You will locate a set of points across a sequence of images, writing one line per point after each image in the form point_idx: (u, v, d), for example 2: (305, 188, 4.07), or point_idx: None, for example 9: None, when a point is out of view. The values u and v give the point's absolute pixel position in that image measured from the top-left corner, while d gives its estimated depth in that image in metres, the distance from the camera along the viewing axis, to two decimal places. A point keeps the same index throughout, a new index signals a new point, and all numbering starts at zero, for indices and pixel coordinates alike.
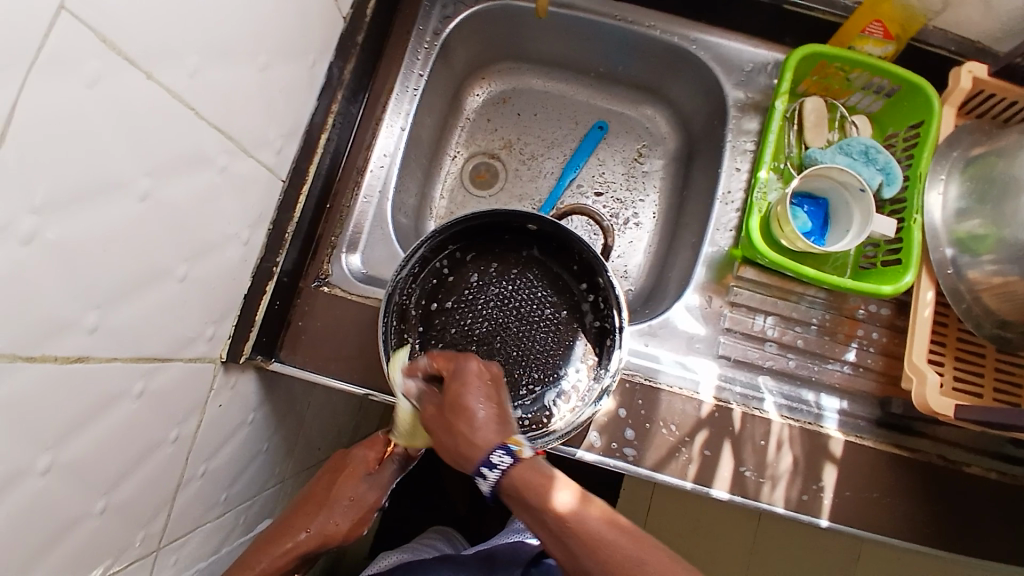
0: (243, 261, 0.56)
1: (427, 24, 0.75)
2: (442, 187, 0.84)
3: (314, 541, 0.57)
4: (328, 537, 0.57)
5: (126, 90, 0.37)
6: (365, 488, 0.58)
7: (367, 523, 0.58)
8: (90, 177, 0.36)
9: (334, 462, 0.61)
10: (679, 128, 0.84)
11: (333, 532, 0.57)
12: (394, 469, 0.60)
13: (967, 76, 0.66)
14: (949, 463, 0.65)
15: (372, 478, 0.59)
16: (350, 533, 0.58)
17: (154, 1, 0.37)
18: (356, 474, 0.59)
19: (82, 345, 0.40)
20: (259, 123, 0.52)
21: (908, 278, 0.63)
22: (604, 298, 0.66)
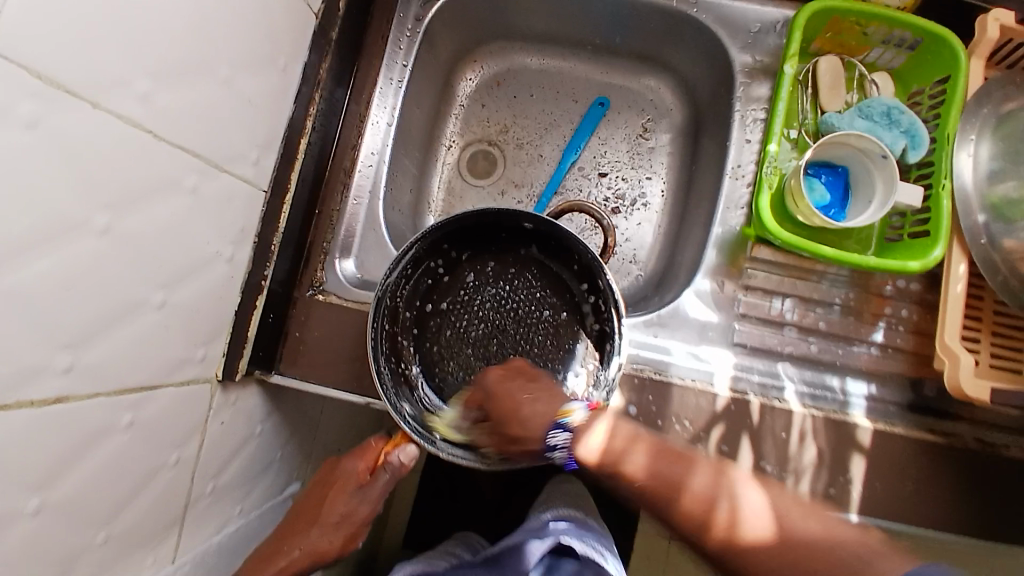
0: (229, 278, 0.55)
1: (407, 10, 0.71)
2: (439, 180, 0.81)
3: (306, 559, 0.56)
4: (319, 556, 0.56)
5: (72, 123, 0.35)
6: (355, 502, 0.58)
7: (359, 538, 0.58)
8: (43, 216, 0.34)
9: (327, 473, 0.61)
10: (684, 99, 0.79)
11: (326, 549, 0.57)
12: (386, 479, 0.59)
13: (995, 25, 0.60)
14: (987, 446, 0.60)
15: (362, 491, 0.59)
16: (338, 550, 0.57)
17: (91, 26, 0.35)
18: (346, 487, 0.59)
19: (59, 387, 0.39)
20: (228, 137, 0.50)
21: (937, 252, 0.58)
22: (604, 301, 0.63)
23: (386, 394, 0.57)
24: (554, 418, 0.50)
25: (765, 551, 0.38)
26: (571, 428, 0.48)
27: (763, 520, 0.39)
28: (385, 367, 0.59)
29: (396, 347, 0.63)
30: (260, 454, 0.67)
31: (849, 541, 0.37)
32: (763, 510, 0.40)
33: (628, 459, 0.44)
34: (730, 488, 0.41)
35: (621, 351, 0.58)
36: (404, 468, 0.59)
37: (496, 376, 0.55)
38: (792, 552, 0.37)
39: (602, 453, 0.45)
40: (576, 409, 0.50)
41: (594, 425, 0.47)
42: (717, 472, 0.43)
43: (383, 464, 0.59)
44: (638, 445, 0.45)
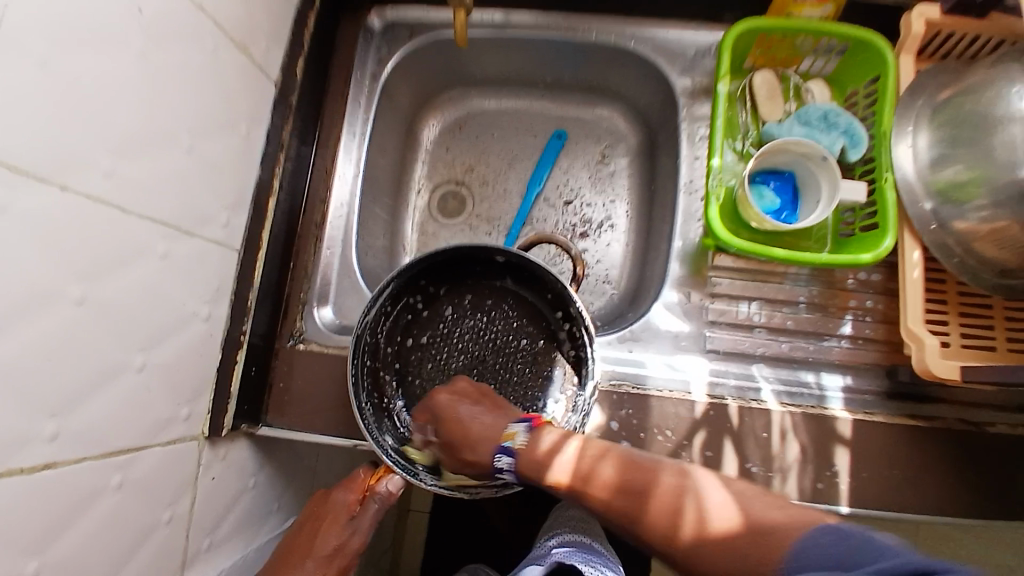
0: (209, 336, 0.58)
1: (364, 69, 0.76)
2: (412, 222, 0.84)
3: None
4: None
5: (40, 203, 0.38)
6: (348, 534, 0.58)
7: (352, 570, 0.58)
8: (19, 291, 0.37)
9: (314, 506, 0.60)
10: (637, 122, 0.83)
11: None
12: (376, 509, 0.59)
13: (920, 20, 0.62)
14: (972, 426, 0.61)
15: (353, 521, 0.59)
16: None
17: (55, 118, 0.38)
18: (337, 520, 0.58)
19: (46, 453, 0.41)
20: (198, 204, 0.54)
21: (887, 242, 0.60)
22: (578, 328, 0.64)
23: (368, 431, 0.58)
24: (499, 443, 0.56)
25: (733, 536, 0.40)
26: (513, 451, 0.55)
27: (729, 510, 0.42)
28: (367, 405, 0.60)
29: (380, 380, 0.64)
30: (255, 506, 0.68)
31: (805, 517, 0.40)
32: (725, 502, 0.42)
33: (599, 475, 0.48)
34: (694, 487, 0.44)
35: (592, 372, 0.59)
36: (392, 497, 0.60)
37: (445, 399, 0.60)
38: (757, 533, 0.39)
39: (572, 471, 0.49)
40: (517, 431, 0.56)
41: (564, 446, 0.52)
42: (681, 473, 0.46)
43: (371, 494, 0.60)
44: (606, 462, 0.49)
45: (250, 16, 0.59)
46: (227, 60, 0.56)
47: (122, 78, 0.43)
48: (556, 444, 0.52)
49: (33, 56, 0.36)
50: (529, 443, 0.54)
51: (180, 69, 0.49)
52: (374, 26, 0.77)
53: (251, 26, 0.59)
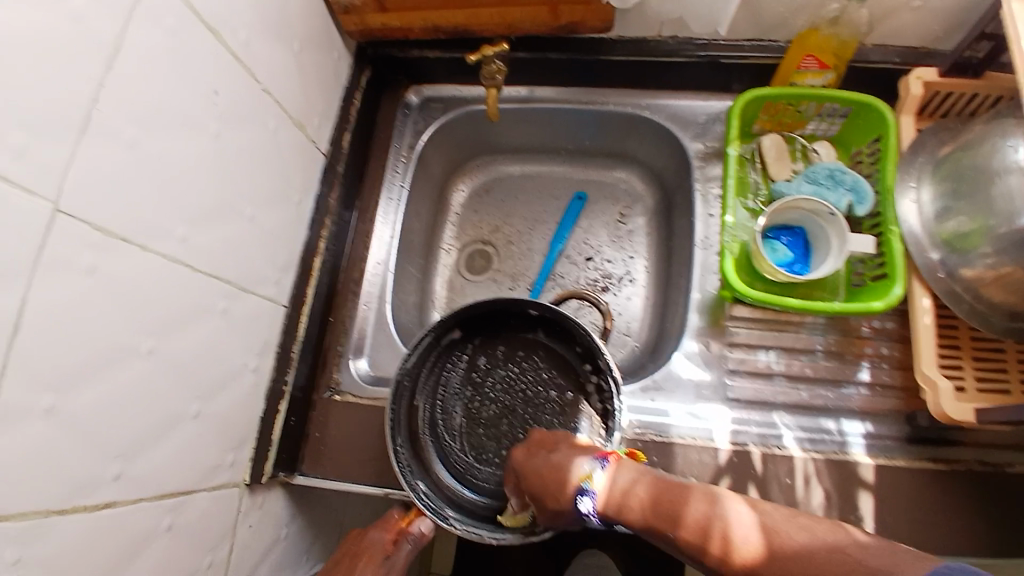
0: (255, 386, 0.62)
1: (401, 141, 0.83)
2: (441, 278, 0.89)
3: None
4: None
5: (125, 265, 0.43)
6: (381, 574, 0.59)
7: None
8: (96, 344, 0.42)
9: (350, 546, 0.62)
10: (653, 183, 0.88)
11: None
12: (409, 550, 0.61)
13: (917, 83, 0.67)
14: (991, 467, 0.61)
15: (388, 562, 0.60)
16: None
17: (140, 187, 0.44)
18: (371, 561, 0.59)
19: (110, 493, 0.44)
20: (254, 265, 0.59)
21: (897, 290, 0.62)
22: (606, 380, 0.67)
23: (402, 473, 0.60)
24: (577, 484, 0.53)
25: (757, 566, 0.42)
26: (591, 492, 0.52)
27: (753, 539, 0.43)
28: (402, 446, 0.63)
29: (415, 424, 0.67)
30: (286, 556, 0.69)
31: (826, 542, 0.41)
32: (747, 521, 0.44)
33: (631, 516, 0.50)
34: (719, 507, 0.46)
35: (619, 425, 0.60)
36: (425, 538, 0.62)
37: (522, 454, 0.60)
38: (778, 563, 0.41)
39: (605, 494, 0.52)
40: (591, 470, 0.54)
41: (596, 471, 0.54)
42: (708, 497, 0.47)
43: (405, 534, 0.61)
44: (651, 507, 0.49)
45: (307, 98, 0.67)
46: (285, 137, 0.62)
47: (199, 156, 0.50)
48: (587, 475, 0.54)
49: (127, 139, 0.42)
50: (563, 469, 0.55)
51: (246, 146, 0.56)
52: (411, 102, 0.85)
53: (307, 106, 0.67)
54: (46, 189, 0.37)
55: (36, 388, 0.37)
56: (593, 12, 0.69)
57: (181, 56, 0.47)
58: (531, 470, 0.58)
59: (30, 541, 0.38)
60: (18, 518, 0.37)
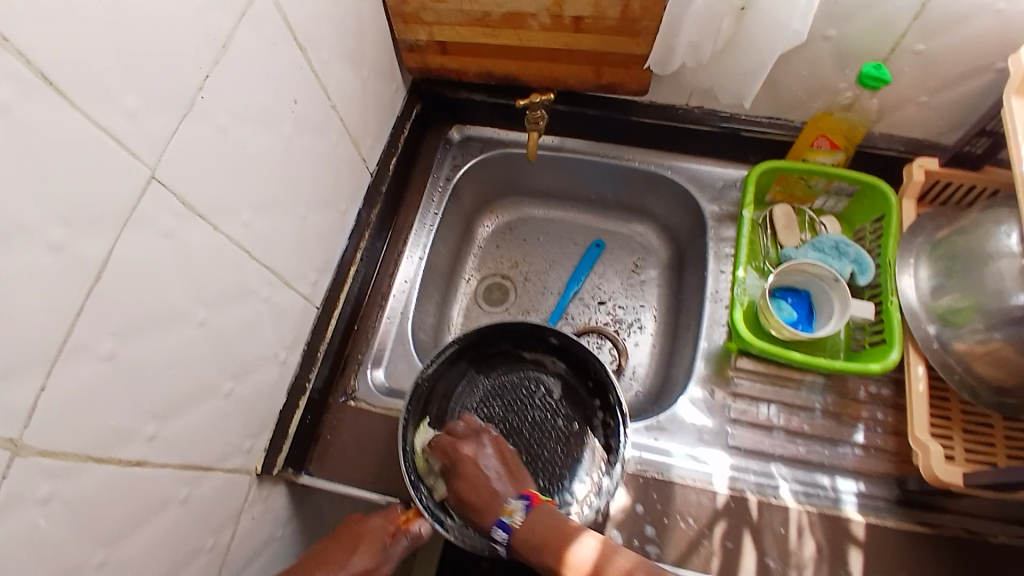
0: (279, 377, 0.65)
1: (440, 172, 0.90)
2: (458, 306, 0.93)
3: None
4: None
5: (195, 237, 0.48)
6: (379, 562, 0.60)
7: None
8: (154, 304, 0.45)
9: (350, 528, 0.63)
10: (667, 239, 0.94)
11: None
12: (405, 545, 0.62)
13: (919, 171, 0.74)
14: (974, 535, 0.63)
15: (386, 550, 0.61)
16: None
17: (218, 174, 0.49)
18: (371, 548, 0.61)
19: (141, 451, 0.46)
20: (297, 262, 0.64)
21: (894, 354, 0.67)
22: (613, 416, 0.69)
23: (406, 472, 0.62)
24: (497, 517, 0.57)
25: None
26: (510, 527, 0.56)
27: None
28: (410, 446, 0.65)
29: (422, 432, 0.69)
30: (275, 560, 0.69)
31: None
32: None
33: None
34: None
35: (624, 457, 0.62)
36: (422, 538, 0.63)
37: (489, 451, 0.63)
38: None
39: (591, 561, 0.51)
40: (517, 507, 0.58)
41: (580, 539, 0.53)
42: None
43: (405, 528, 0.62)
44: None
45: (364, 121, 0.74)
46: (342, 152, 0.70)
47: (270, 155, 0.56)
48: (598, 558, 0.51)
49: (219, 125, 0.48)
50: (528, 522, 0.56)
51: (308, 153, 0.62)
52: (453, 139, 0.92)
53: (363, 127, 0.74)
54: (148, 157, 0.42)
55: (102, 331, 0.40)
56: (633, 76, 0.77)
57: (270, 64, 0.53)
58: (465, 455, 0.62)
59: (67, 481, 0.40)
60: (60, 456, 0.39)
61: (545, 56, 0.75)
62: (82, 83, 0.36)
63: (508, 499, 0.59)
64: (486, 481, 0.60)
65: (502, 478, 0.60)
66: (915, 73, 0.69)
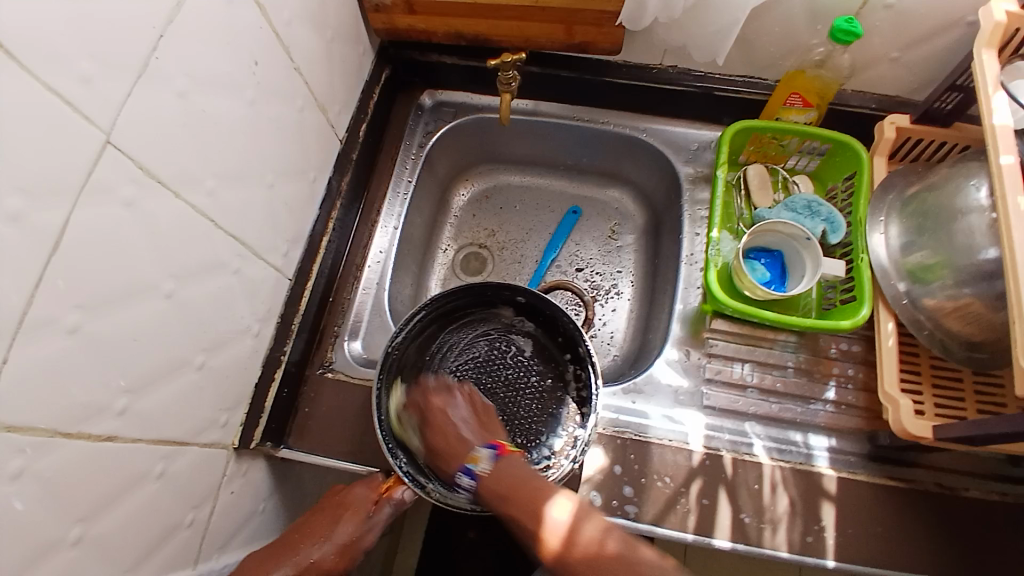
0: (254, 352, 0.64)
1: (412, 139, 0.88)
2: (436, 278, 0.92)
3: (326, 558, 0.60)
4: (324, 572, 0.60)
5: (158, 209, 0.46)
6: (364, 529, 0.62)
7: (350, 555, 0.61)
8: (118, 275, 0.43)
9: (334, 498, 0.64)
10: (643, 204, 0.93)
11: (319, 561, 0.60)
12: (388, 512, 0.63)
13: (891, 127, 0.74)
14: (948, 490, 0.65)
15: (371, 518, 0.63)
16: (338, 568, 0.61)
17: (179, 141, 0.47)
18: (356, 515, 0.62)
19: (111, 427, 0.45)
20: (267, 234, 0.63)
21: (864, 311, 0.68)
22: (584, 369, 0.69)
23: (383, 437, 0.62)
24: (464, 464, 0.59)
25: None
26: (476, 474, 0.58)
27: None
28: (387, 412, 0.65)
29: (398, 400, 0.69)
30: (258, 533, 0.69)
31: None
32: None
33: (604, 564, 0.48)
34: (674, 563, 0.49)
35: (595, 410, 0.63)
36: (405, 504, 0.64)
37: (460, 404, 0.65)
38: None
39: (567, 523, 0.51)
40: (483, 456, 0.59)
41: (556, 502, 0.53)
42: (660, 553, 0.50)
43: (387, 496, 0.63)
44: (608, 542, 0.50)
45: (331, 86, 0.72)
46: (309, 118, 0.67)
47: (234, 120, 0.54)
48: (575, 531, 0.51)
49: (176, 91, 0.46)
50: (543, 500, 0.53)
51: (273, 121, 0.60)
52: (424, 105, 0.90)
53: (330, 91, 0.72)
54: (101, 120, 0.40)
55: (65, 304, 0.39)
56: (605, 35, 0.75)
57: (227, 24, 0.51)
58: (433, 409, 0.64)
59: (39, 456, 0.39)
60: (27, 430, 0.38)
61: (516, 13, 0.73)
62: (31, 42, 0.34)
63: (475, 448, 0.61)
64: (457, 430, 0.62)
65: (472, 430, 0.62)
66: (889, 30, 0.69)
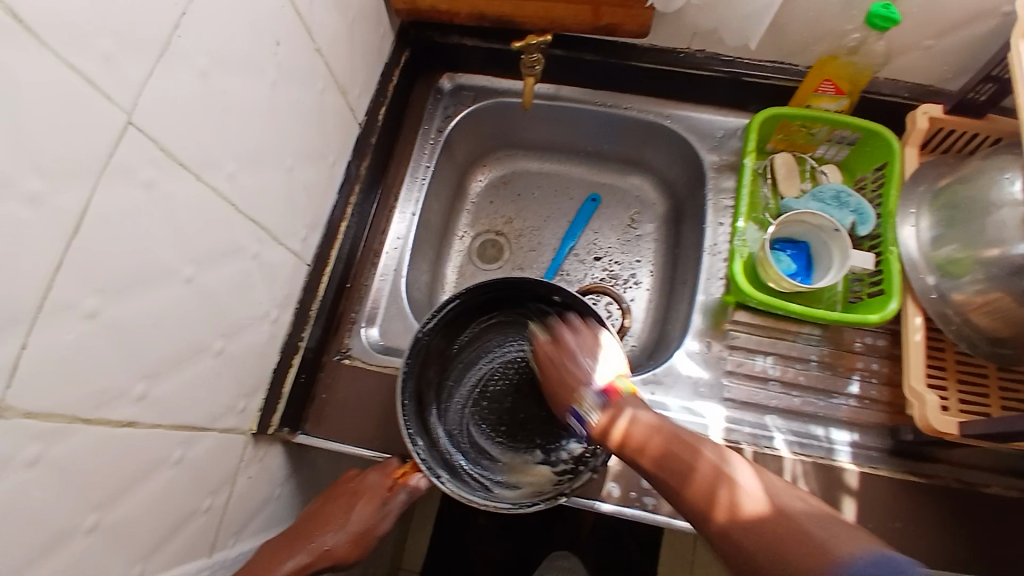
0: (272, 337, 0.64)
1: (431, 123, 0.87)
2: (453, 265, 0.92)
3: (341, 545, 0.61)
4: (337, 560, 0.61)
5: (177, 192, 0.46)
6: (378, 518, 0.62)
7: (365, 541, 0.62)
8: (139, 258, 0.43)
9: (349, 485, 0.65)
10: (665, 192, 0.92)
11: (334, 548, 0.61)
12: (403, 499, 0.63)
13: (924, 117, 0.72)
14: (967, 485, 0.64)
15: (384, 507, 0.63)
16: (352, 556, 0.62)
17: (200, 121, 0.47)
18: (370, 504, 0.63)
19: (130, 412, 0.45)
20: (286, 218, 0.62)
21: (893, 305, 0.66)
22: None
23: (406, 428, 0.62)
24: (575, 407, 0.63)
25: (758, 519, 0.45)
26: (584, 417, 0.62)
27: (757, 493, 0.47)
28: (409, 402, 0.64)
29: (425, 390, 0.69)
30: (275, 516, 0.69)
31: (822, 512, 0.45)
32: (755, 483, 0.48)
33: (645, 451, 0.54)
34: (729, 473, 0.49)
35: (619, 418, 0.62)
36: (420, 491, 0.64)
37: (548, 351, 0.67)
38: (785, 518, 0.44)
39: (625, 430, 0.56)
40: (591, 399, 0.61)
41: (620, 414, 0.58)
42: (718, 463, 0.50)
43: (402, 483, 0.63)
44: (658, 439, 0.54)
45: (352, 67, 0.71)
46: (329, 101, 0.67)
47: (255, 102, 0.53)
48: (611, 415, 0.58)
49: (198, 71, 0.45)
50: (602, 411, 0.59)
51: (293, 103, 0.59)
52: (444, 88, 0.89)
53: (350, 73, 0.70)
54: (122, 99, 0.39)
55: (84, 288, 0.39)
56: (631, 17, 0.74)
57: (250, 3, 0.50)
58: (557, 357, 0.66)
59: (56, 443, 0.38)
60: (45, 418, 0.37)
61: None
62: (53, 22, 0.33)
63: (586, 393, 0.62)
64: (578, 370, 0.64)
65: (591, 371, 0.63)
66: (924, 16, 0.67)
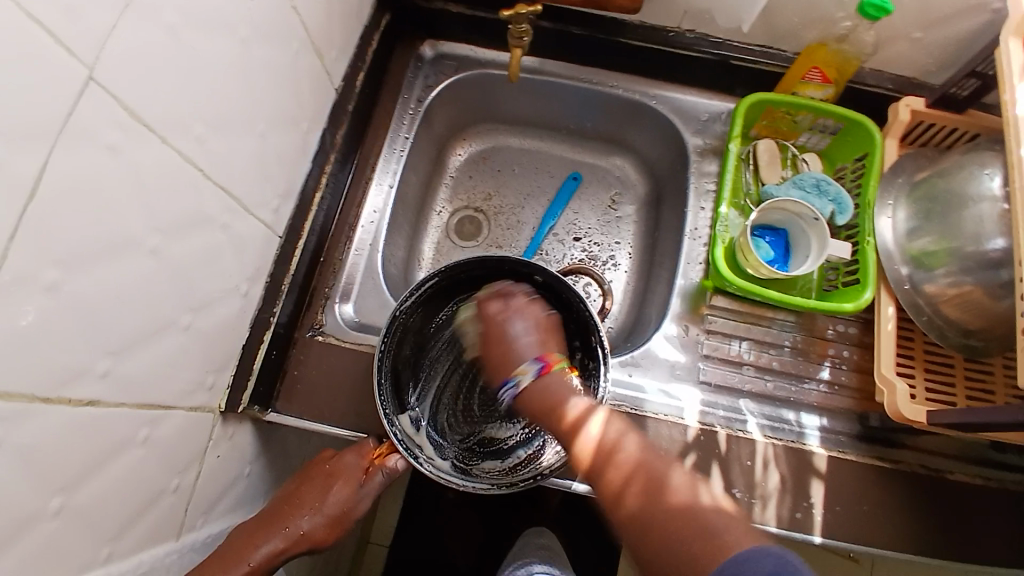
0: (241, 312, 0.61)
1: (411, 92, 0.83)
2: (430, 241, 0.89)
3: (318, 529, 0.61)
4: (314, 543, 0.61)
5: (144, 156, 0.42)
6: (355, 500, 0.62)
7: (342, 524, 0.62)
8: (102, 224, 0.40)
9: (325, 466, 0.64)
10: (645, 173, 0.91)
11: (309, 533, 0.61)
12: (381, 481, 0.63)
13: (905, 110, 0.72)
14: (932, 471, 0.67)
15: (362, 488, 0.63)
16: (330, 538, 0.62)
17: (169, 81, 0.43)
18: (347, 485, 0.63)
19: (94, 391, 0.42)
20: (257, 187, 0.59)
21: (867, 295, 0.68)
22: (591, 357, 0.68)
23: (383, 408, 0.61)
24: (507, 376, 0.58)
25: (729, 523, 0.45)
26: (516, 385, 0.57)
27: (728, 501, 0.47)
28: (385, 382, 0.63)
29: (401, 368, 0.68)
30: (244, 496, 0.67)
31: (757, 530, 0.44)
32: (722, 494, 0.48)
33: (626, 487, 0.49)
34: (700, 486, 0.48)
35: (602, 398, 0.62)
36: (397, 472, 0.63)
37: (492, 306, 0.63)
38: (745, 523, 0.45)
39: (597, 442, 0.52)
40: (528, 369, 0.57)
41: (591, 415, 0.54)
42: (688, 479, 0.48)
43: (380, 464, 0.63)
44: (636, 471, 0.50)
45: (329, 29, 0.67)
46: (304, 63, 0.63)
47: (226, 60, 0.49)
48: (585, 411, 0.55)
49: (167, 23, 0.41)
50: (541, 388, 0.57)
51: (266, 64, 0.55)
52: (425, 56, 0.85)
53: (327, 35, 0.66)
54: (85, 54, 0.35)
55: (43, 258, 0.35)
56: None
57: None
58: (494, 314, 0.62)
59: (17, 423, 0.35)
60: (6, 397, 0.34)
61: None
62: None
63: (521, 362, 0.58)
64: (512, 339, 0.60)
65: (533, 345, 0.59)
66: (914, 7, 0.66)
